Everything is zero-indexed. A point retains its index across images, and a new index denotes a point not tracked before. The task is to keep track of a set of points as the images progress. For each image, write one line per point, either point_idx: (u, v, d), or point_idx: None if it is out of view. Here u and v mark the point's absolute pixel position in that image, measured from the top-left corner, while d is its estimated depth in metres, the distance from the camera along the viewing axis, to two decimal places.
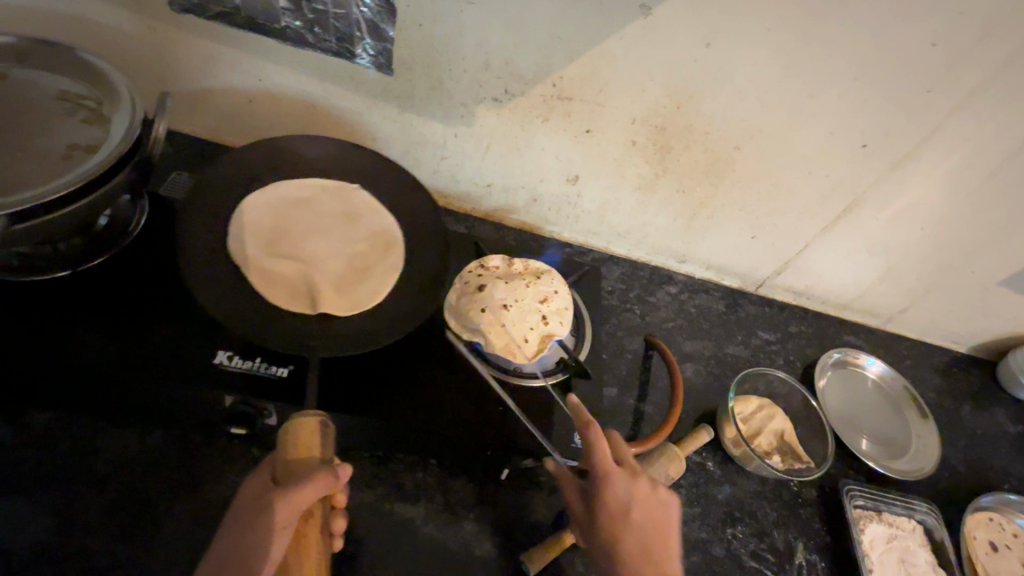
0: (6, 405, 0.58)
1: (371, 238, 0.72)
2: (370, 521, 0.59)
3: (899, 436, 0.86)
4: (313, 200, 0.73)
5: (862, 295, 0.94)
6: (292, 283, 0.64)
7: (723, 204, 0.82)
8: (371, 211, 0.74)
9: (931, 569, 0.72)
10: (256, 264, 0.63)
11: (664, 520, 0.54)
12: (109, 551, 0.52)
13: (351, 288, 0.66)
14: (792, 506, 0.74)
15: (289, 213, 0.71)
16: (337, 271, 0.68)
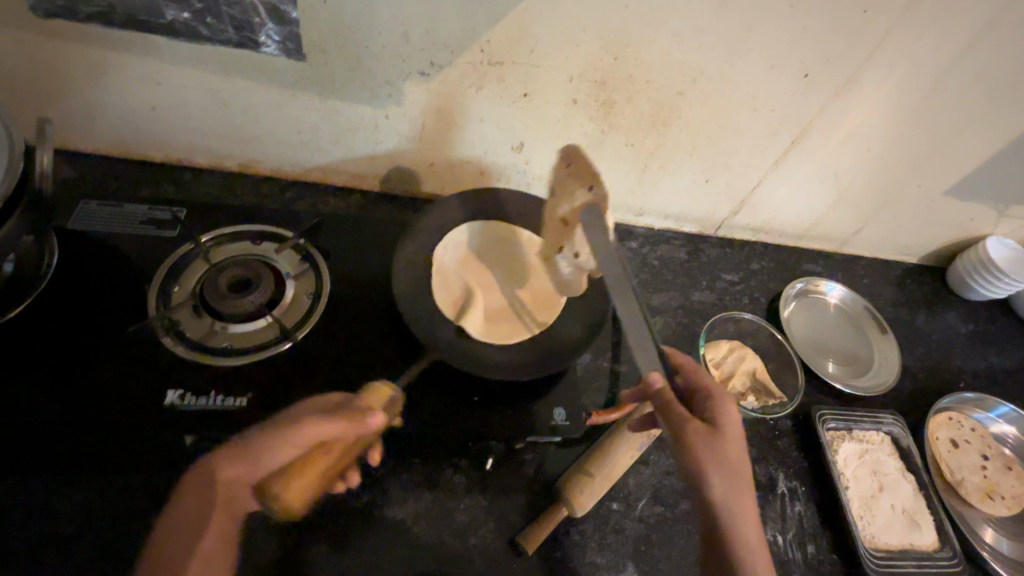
0: None
1: (538, 295, 0.73)
2: (362, 530, 0.57)
3: (863, 353, 0.90)
4: (511, 241, 0.76)
5: (817, 222, 0.96)
6: (458, 294, 0.69)
7: (672, 151, 0.80)
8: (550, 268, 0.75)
9: (902, 475, 0.76)
10: (444, 269, 0.70)
11: (735, 474, 0.51)
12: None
13: (497, 323, 0.69)
14: (770, 440, 0.76)
15: (485, 245, 0.76)
16: (496, 306, 0.72)
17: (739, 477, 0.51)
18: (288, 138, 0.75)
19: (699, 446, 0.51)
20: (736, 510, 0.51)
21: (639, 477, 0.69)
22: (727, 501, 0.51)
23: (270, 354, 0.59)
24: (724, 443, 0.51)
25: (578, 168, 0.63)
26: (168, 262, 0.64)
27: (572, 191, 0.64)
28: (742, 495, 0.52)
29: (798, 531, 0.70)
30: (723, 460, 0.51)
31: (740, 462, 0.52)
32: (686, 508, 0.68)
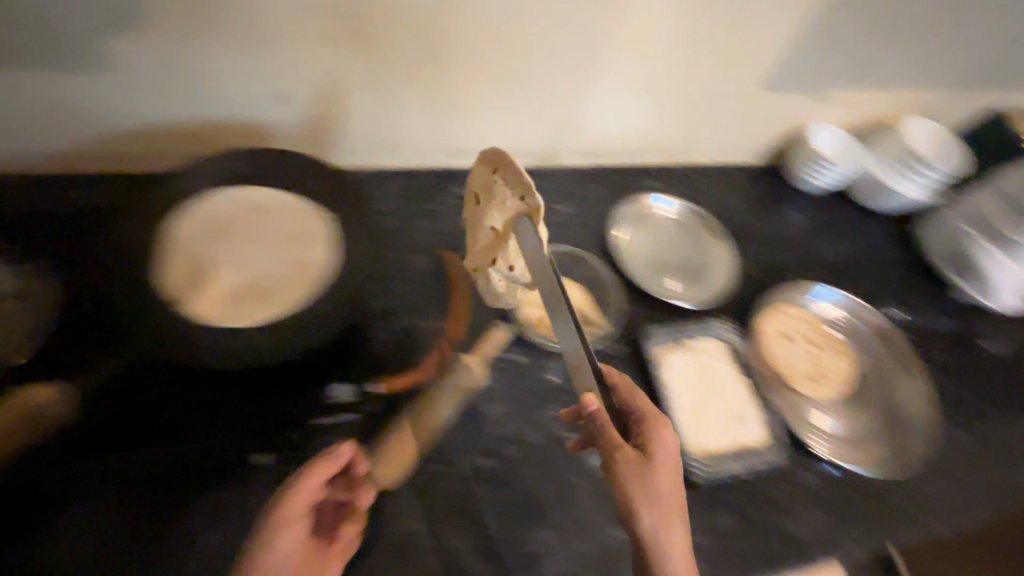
0: None
1: (302, 272, 0.58)
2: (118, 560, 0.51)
3: (702, 265, 0.89)
4: (278, 210, 0.61)
5: (647, 138, 0.92)
6: (192, 272, 0.55)
7: (460, 78, 0.73)
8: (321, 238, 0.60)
9: (730, 377, 0.78)
10: (181, 244, 0.56)
11: (665, 507, 0.53)
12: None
13: (238, 306, 0.55)
14: (602, 368, 0.75)
15: (246, 211, 0.60)
16: (246, 286, 0.57)
17: (671, 505, 0.54)
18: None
19: (630, 474, 0.54)
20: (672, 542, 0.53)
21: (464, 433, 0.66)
22: (656, 535, 0.53)
23: None
24: (654, 472, 0.54)
25: (507, 177, 0.62)
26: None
27: (500, 197, 0.63)
28: (673, 526, 0.54)
29: None
30: (658, 487, 0.54)
31: (674, 486, 0.55)
32: (509, 454, 0.66)
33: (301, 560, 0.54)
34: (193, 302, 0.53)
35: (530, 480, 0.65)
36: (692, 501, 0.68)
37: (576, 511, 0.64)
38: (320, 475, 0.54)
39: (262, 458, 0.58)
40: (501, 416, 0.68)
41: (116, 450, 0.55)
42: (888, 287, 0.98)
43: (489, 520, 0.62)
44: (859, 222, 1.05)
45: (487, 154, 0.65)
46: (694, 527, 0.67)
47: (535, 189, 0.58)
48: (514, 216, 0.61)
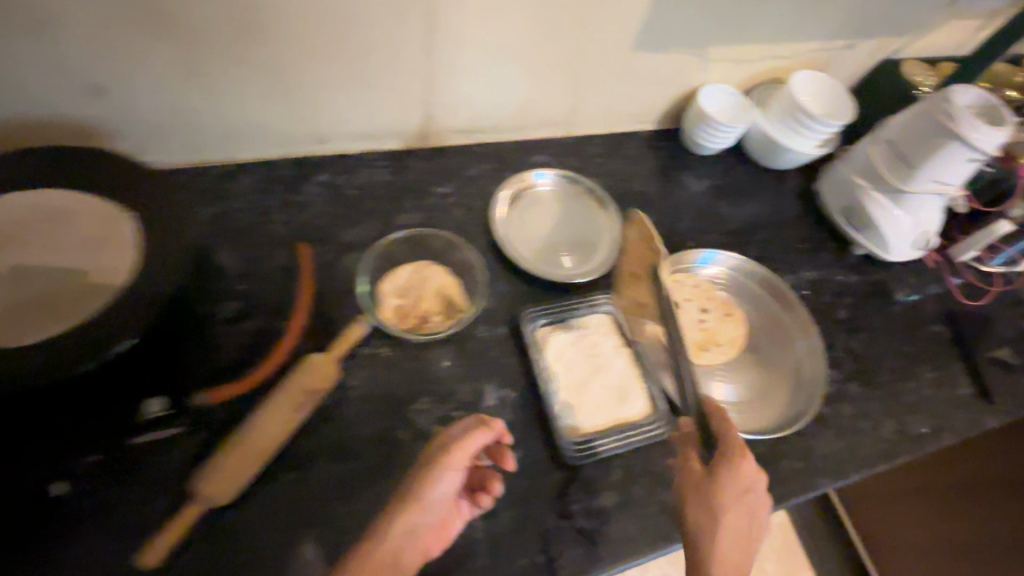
0: None
1: (90, 281, 0.55)
2: None
3: (586, 239, 0.87)
4: (79, 215, 0.58)
5: (527, 110, 0.88)
6: None
7: (297, 58, 0.67)
8: (115, 245, 0.56)
9: (618, 352, 0.75)
10: None
11: (742, 531, 0.57)
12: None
13: (15, 316, 0.53)
14: (479, 354, 0.72)
15: (43, 214, 0.57)
16: (32, 293, 0.55)
17: (735, 531, 0.56)
18: None
19: (733, 481, 0.57)
20: (726, 559, 0.55)
21: (321, 436, 0.62)
22: (729, 552, 0.55)
23: None
24: (730, 490, 0.57)
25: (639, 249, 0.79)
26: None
27: (631, 273, 0.79)
28: (733, 547, 0.56)
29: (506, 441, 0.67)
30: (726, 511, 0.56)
31: (743, 513, 0.57)
32: (373, 454, 0.63)
33: (452, 510, 0.58)
34: None
35: (394, 477, 0.62)
36: (572, 484, 0.66)
37: None
38: (464, 454, 0.56)
39: (59, 489, 0.53)
40: (365, 415, 0.64)
41: None
42: (789, 246, 0.97)
43: (347, 525, 0.58)
44: (760, 181, 1.03)
45: (635, 229, 0.81)
46: (573, 511, 0.64)
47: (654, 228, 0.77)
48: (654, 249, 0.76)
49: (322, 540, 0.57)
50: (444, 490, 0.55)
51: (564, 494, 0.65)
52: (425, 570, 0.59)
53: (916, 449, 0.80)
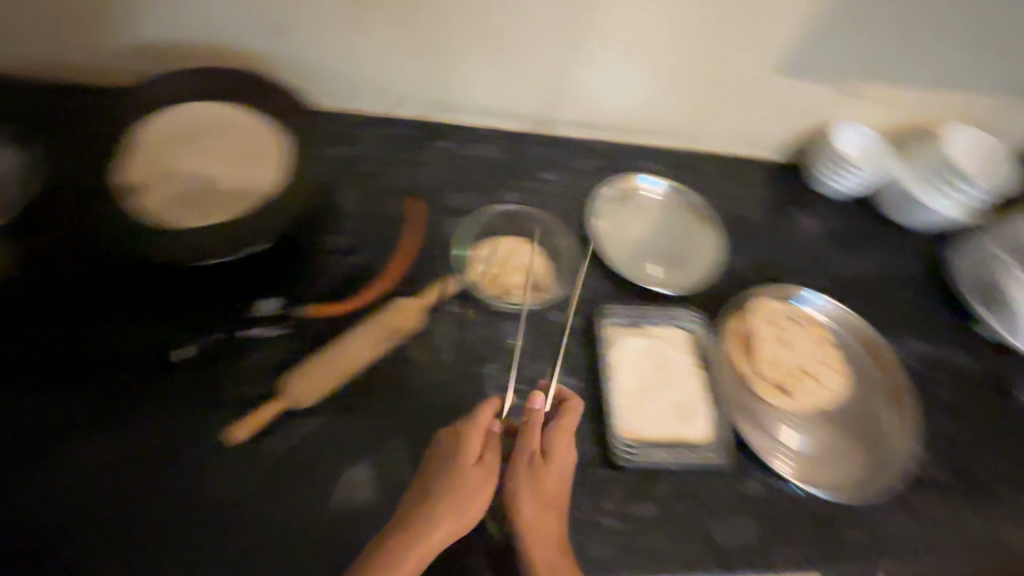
0: None
1: (244, 184, 0.61)
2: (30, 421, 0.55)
3: (681, 252, 0.85)
4: (237, 125, 0.64)
5: (649, 114, 0.88)
6: (148, 172, 0.60)
7: (448, 21, 0.73)
8: (266, 154, 0.62)
9: (689, 370, 0.74)
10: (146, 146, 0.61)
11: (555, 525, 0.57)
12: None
13: (181, 207, 0.59)
14: (551, 337, 0.73)
15: (208, 122, 0.64)
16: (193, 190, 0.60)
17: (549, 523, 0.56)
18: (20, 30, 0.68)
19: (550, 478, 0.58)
20: (544, 544, 0.55)
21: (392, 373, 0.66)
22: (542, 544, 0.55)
23: None
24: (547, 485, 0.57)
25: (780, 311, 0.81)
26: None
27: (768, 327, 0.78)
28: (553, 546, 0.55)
29: None
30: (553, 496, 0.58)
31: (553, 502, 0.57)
32: (435, 402, 0.66)
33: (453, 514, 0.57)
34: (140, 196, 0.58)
35: None
36: (613, 484, 0.65)
37: None
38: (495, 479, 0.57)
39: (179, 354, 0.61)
40: (435, 363, 0.68)
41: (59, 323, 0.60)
42: (899, 308, 0.89)
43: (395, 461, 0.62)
44: (881, 236, 0.95)
45: (783, 293, 0.83)
46: (610, 510, 0.64)
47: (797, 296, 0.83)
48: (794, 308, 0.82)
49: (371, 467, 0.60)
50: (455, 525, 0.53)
51: (603, 493, 0.64)
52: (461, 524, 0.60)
53: (1008, 565, 0.71)
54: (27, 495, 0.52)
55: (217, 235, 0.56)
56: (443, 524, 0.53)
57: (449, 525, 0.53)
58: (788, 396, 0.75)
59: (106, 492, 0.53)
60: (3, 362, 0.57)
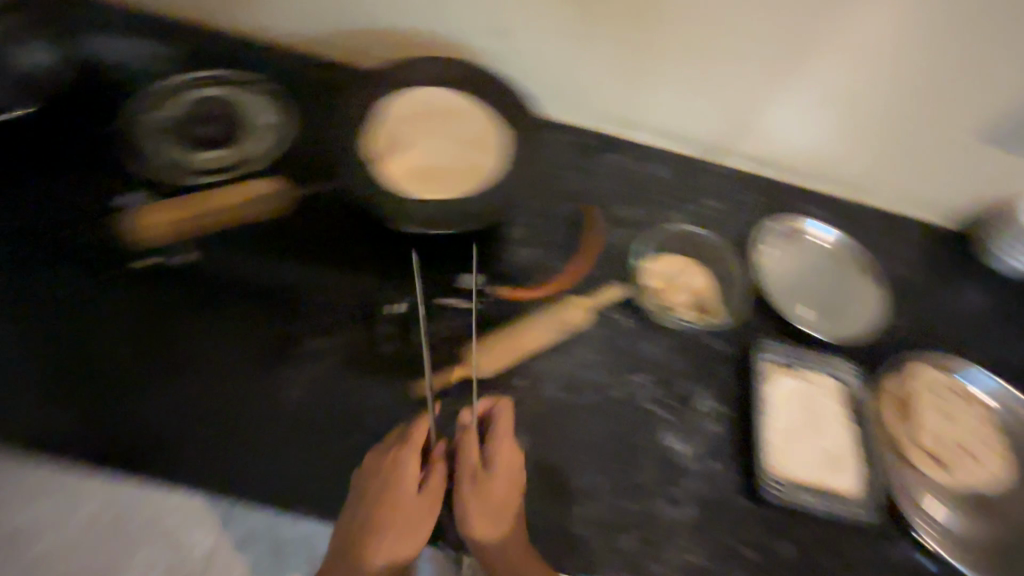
0: None
1: (470, 169, 0.66)
2: (260, 340, 0.63)
3: (841, 302, 0.83)
4: (466, 114, 0.69)
5: (826, 159, 0.87)
6: (390, 143, 0.65)
7: (659, 46, 0.76)
8: (493, 146, 0.67)
9: (840, 420, 0.73)
10: (390, 120, 0.67)
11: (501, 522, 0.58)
12: (22, 371, 0.56)
13: (415, 179, 0.64)
14: (705, 360, 0.74)
15: (442, 106, 0.70)
16: (425, 165, 0.65)
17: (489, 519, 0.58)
18: (286, 5, 0.77)
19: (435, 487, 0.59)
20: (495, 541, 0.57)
21: (553, 363, 0.70)
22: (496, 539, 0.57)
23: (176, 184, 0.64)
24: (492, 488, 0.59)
25: (942, 382, 0.78)
26: (121, 111, 0.70)
27: (929, 395, 0.76)
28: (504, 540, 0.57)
29: (704, 445, 0.70)
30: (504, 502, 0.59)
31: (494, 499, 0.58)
32: (592, 399, 0.69)
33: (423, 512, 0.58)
34: (385, 164, 0.63)
35: (600, 426, 0.68)
36: (753, 515, 0.66)
37: (633, 473, 0.66)
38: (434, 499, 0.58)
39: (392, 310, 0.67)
40: (595, 363, 0.71)
41: (289, 260, 0.67)
42: None
43: (551, 446, 0.66)
44: None
45: (949, 364, 0.79)
46: (747, 540, 0.65)
47: (965, 372, 0.79)
48: (959, 382, 0.79)
49: (529, 447, 0.65)
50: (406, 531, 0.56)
51: (743, 522, 0.66)
52: (606, 521, 0.63)
53: None
54: (254, 407, 0.59)
55: (448, 208, 0.61)
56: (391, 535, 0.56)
57: (408, 543, 0.56)
58: (946, 470, 0.71)
59: (317, 421, 0.60)
60: (245, 284, 0.65)
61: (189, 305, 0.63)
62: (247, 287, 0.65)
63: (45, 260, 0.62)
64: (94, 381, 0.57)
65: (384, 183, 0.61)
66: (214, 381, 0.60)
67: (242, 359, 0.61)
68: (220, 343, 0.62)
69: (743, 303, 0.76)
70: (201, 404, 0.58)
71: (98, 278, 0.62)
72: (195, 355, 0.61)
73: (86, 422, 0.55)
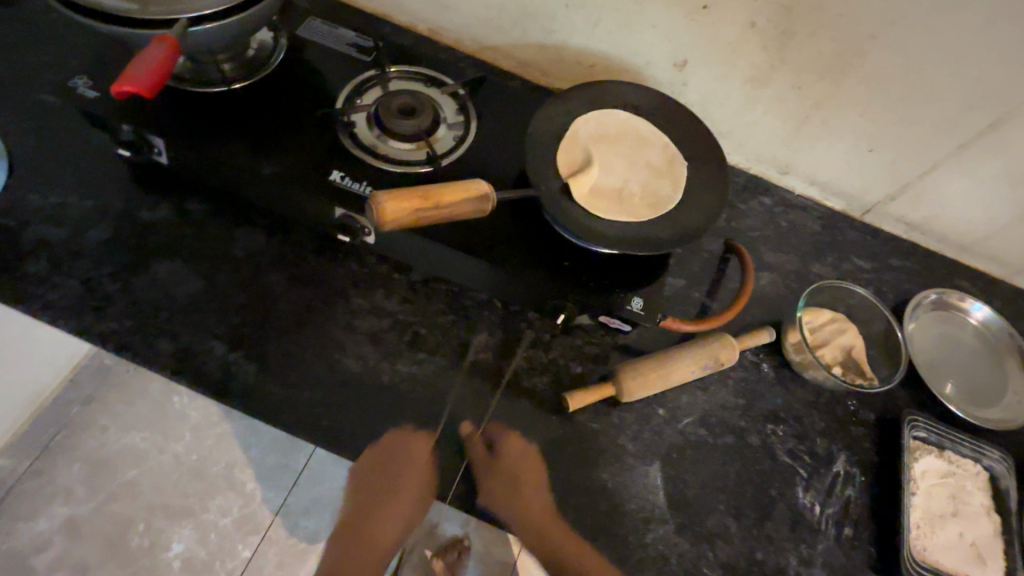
0: (168, 187, 0.72)
1: (649, 195, 0.67)
2: (427, 326, 0.69)
3: (994, 386, 0.78)
4: (647, 143, 0.71)
5: (991, 237, 0.83)
6: (577, 158, 0.67)
7: (844, 104, 0.74)
8: (673, 177, 0.68)
9: (986, 511, 0.69)
10: (577, 137, 0.69)
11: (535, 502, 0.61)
12: (228, 331, 0.65)
13: (596, 196, 0.65)
14: (843, 422, 0.73)
15: (625, 131, 0.72)
16: (607, 184, 0.67)
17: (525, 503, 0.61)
18: (476, 13, 0.81)
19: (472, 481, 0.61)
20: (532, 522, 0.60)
21: (692, 398, 0.70)
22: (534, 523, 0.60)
23: (374, 164, 0.67)
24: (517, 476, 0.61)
25: None
26: (353, 82, 0.74)
27: None
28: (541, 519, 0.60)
29: (840, 511, 0.67)
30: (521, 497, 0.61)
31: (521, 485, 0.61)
32: (728, 442, 0.69)
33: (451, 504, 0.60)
34: (572, 178, 0.65)
35: (734, 470, 0.67)
36: None
37: (767, 524, 0.65)
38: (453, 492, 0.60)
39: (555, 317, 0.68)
40: (733, 406, 0.71)
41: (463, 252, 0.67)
42: None
43: (686, 481, 0.65)
44: None
45: None
46: None
47: None
48: None
49: (667, 478, 0.65)
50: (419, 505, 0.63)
51: None
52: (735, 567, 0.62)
53: None
54: (421, 387, 0.65)
55: (626, 234, 0.63)
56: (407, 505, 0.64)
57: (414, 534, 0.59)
58: None
59: (470, 408, 0.65)
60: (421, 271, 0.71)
61: (373, 279, 0.71)
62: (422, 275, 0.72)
63: (256, 231, 0.71)
64: (283, 348, 0.65)
65: (570, 200, 0.64)
66: (389, 356, 0.66)
67: (415, 339, 0.68)
68: (397, 321, 0.68)
69: (902, 372, 0.72)
70: (367, 383, 0.65)
71: (293, 253, 0.70)
72: (374, 330, 0.68)
73: (277, 382, 0.63)
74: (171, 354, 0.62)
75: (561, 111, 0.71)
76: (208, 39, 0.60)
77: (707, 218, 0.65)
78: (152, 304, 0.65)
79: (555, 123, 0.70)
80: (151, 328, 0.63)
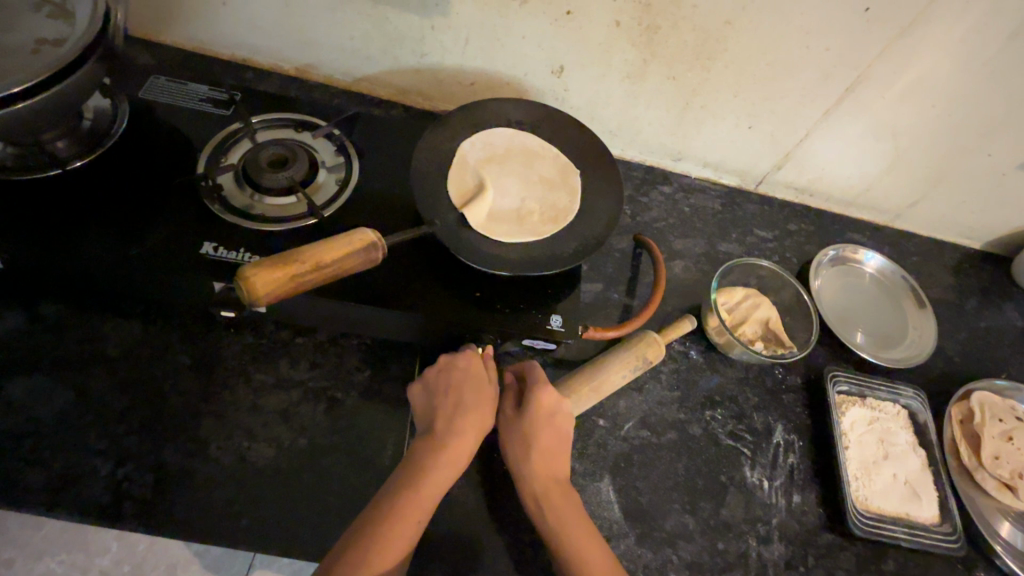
0: (9, 293, 0.62)
1: (548, 211, 0.66)
2: (344, 388, 0.64)
3: (896, 328, 0.84)
4: (538, 157, 0.70)
5: (870, 188, 0.89)
6: (469, 185, 0.65)
7: (715, 89, 0.76)
8: (569, 187, 0.68)
9: (913, 449, 0.72)
10: (466, 162, 0.67)
11: (554, 455, 0.59)
12: (113, 442, 0.57)
13: (495, 222, 0.63)
14: (774, 392, 0.75)
15: (514, 149, 0.70)
16: (504, 208, 0.65)
17: (542, 453, 0.58)
18: (341, 46, 0.76)
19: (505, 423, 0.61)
20: (545, 471, 0.58)
21: (631, 402, 0.70)
22: (543, 479, 0.58)
23: (250, 228, 0.61)
24: (541, 425, 0.59)
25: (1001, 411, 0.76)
26: (212, 139, 0.67)
27: (993, 428, 0.74)
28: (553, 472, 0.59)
29: (786, 480, 0.69)
30: (538, 456, 0.58)
31: (547, 432, 0.59)
32: (672, 438, 0.69)
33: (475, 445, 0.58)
34: (468, 207, 0.63)
35: (683, 464, 0.67)
36: (839, 548, 0.67)
37: (724, 511, 0.66)
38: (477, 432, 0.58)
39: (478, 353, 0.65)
40: (670, 399, 0.71)
41: None
42: None
43: (640, 487, 0.65)
44: None
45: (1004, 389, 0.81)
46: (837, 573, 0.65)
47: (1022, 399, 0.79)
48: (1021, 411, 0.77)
49: (620, 490, 0.64)
50: (465, 451, 0.57)
51: (831, 555, 0.66)
52: (703, 563, 0.62)
53: None
54: (348, 456, 0.60)
55: (531, 256, 0.61)
56: (463, 443, 0.57)
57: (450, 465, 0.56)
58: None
59: None
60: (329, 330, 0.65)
61: (277, 350, 0.65)
62: (330, 334, 0.67)
63: (127, 321, 0.63)
64: (183, 447, 0.58)
65: (468, 231, 0.62)
66: (308, 428, 0.61)
67: (333, 405, 0.63)
68: (310, 390, 0.63)
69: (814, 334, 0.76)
70: (287, 465, 0.59)
71: (177, 339, 0.63)
72: (286, 404, 0.62)
73: (181, 489, 0.56)
74: (43, 486, 0.54)
75: (445, 137, 0.68)
76: (21, 122, 0.51)
77: (609, 223, 0.65)
78: (12, 432, 0.56)
79: (441, 151, 0.67)
80: (15, 460, 0.54)
